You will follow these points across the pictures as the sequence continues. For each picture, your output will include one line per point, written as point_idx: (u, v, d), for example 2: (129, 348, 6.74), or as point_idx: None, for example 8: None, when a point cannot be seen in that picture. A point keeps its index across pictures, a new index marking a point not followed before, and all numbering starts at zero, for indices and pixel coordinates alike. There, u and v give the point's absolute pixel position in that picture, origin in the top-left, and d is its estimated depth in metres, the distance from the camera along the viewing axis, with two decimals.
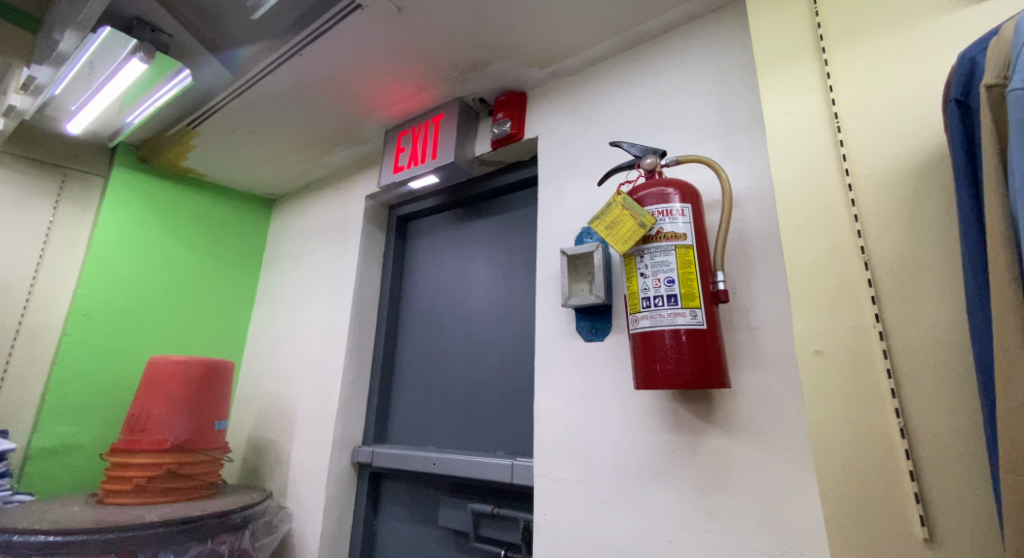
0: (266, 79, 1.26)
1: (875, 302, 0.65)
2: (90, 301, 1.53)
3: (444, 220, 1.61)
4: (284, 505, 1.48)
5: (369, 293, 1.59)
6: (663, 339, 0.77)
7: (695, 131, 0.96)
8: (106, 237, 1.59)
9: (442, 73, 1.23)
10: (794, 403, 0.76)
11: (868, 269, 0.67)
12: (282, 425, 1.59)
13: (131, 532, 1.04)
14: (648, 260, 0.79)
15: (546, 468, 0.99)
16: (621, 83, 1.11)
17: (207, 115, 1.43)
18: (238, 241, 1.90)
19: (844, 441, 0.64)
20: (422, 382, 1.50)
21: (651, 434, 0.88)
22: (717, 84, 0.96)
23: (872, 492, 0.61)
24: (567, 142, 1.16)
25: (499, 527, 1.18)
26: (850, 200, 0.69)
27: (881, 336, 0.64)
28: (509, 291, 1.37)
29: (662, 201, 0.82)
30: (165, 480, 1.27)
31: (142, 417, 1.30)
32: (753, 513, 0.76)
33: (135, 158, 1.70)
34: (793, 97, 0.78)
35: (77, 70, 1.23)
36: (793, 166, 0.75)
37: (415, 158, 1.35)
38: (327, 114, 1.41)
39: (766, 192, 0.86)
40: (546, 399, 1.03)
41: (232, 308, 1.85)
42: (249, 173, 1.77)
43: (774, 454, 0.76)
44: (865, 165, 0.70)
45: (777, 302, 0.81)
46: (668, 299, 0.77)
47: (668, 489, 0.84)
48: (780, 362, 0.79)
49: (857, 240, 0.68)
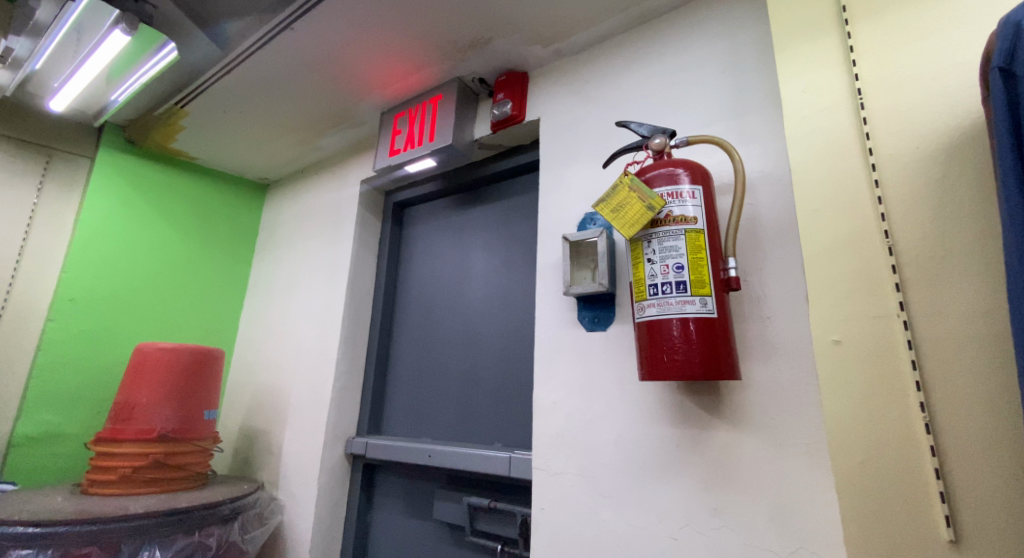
0: (256, 54, 1.21)
1: (899, 289, 0.62)
2: (75, 285, 1.48)
3: (443, 206, 1.56)
4: (276, 497, 1.45)
5: (364, 281, 1.55)
6: (671, 330, 0.73)
7: (706, 112, 0.92)
8: (92, 220, 1.54)
9: (442, 51, 1.18)
10: (808, 397, 0.72)
11: (892, 254, 0.63)
12: (273, 414, 1.55)
13: (115, 523, 1.01)
14: (656, 245, 0.75)
15: (546, 461, 0.95)
16: (627, 62, 1.06)
17: (195, 93, 1.38)
18: (231, 227, 1.85)
19: (863, 437, 0.61)
20: (417, 372, 1.46)
21: (655, 426, 0.84)
22: (730, 62, 0.91)
23: (893, 491, 0.58)
24: (571, 124, 1.11)
25: (496, 521, 1.14)
26: (874, 181, 0.66)
27: (906, 326, 0.60)
28: (508, 279, 1.33)
29: (671, 182, 0.77)
30: (151, 470, 1.23)
31: (128, 405, 1.26)
32: (762, 511, 0.73)
33: (123, 139, 1.64)
34: (813, 73, 0.74)
35: (60, 41, 1.18)
36: (812, 146, 0.71)
37: (412, 140, 1.30)
38: (321, 94, 1.36)
39: (781, 175, 0.81)
40: (546, 391, 0.99)
41: (225, 295, 1.80)
42: (242, 157, 1.72)
43: (786, 449, 0.73)
44: (889, 144, 0.66)
45: (792, 291, 0.77)
46: (677, 285, 0.73)
47: (672, 485, 0.80)
48: (793, 354, 0.75)
49: (880, 223, 0.64)
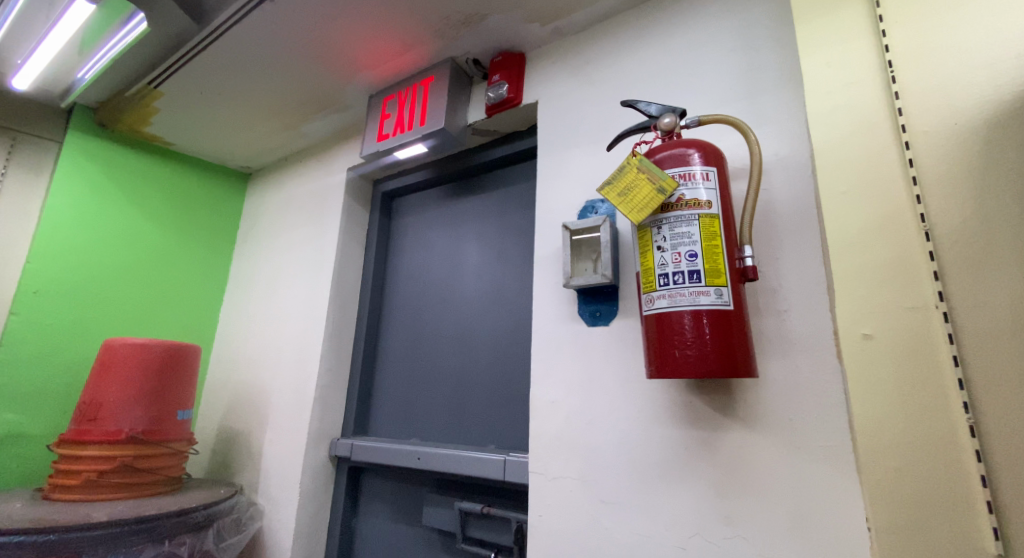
0: (234, 29, 1.13)
1: (938, 278, 0.56)
2: (39, 276, 1.39)
3: (434, 196, 1.49)
4: (256, 501, 1.37)
5: (350, 275, 1.47)
6: (682, 323, 0.67)
7: (717, 92, 0.86)
8: (58, 207, 1.44)
9: (434, 28, 1.11)
10: (831, 397, 0.67)
11: (930, 240, 0.57)
12: (254, 414, 1.47)
13: (76, 533, 0.92)
14: (667, 231, 0.69)
15: (543, 465, 0.89)
16: (631, 41, 1.00)
17: (169, 72, 1.29)
18: (211, 218, 1.77)
19: (897, 442, 0.55)
20: (407, 369, 1.39)
21: (662, 427, 0.78)
22: (743, 40, 0.86)
23: (932, 501, 0.53)
24: (571, 107, 1.05)
25: (488, 528, 1.08)
26: (908, 160, 0.60)
27: (946, 318, 0.55)
28: (503, 272, 1.26)
29: (682, 163, 0.71)
30: (119, 474, 1.14)
31: (94, 405, 1.17)
32: (780, 519, 0.67)
33: (92, 122, 1.55)
34: (837, 47, 0.68)
35: (23, 7, 1.12)
36: (837, 123, 0.66)
37: (402, 124, 1.23)
38: (305, 75, 1.28)
39: (798, 158, 0.76)
40: (543, 389, 0.93)
41: (202, 290, 1.71)
42: (222, 143, 1.64)
43: (804, 452, 0.67)
44: (924, 120, 0.61)
45: (811, 283, 0.71)
46: (690, 275, 0.67)
47: (680, 490, 0.74)
48: (812, 350, 0.70)
49: (915, 206, 0.59)
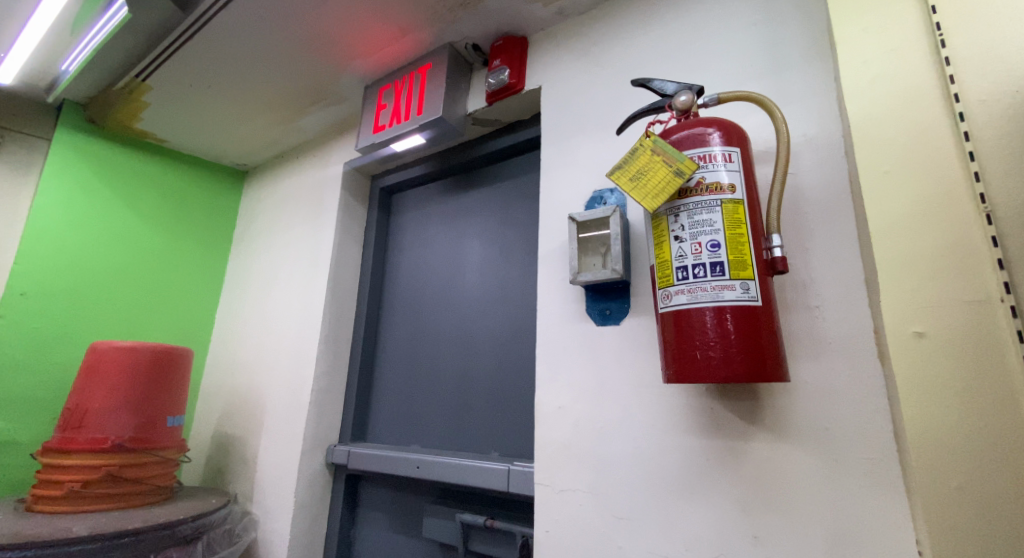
0: (221, 16, 1.08)
1: (1003, 267, 0.49)
2: (28, 277, 1.34)
3: (434, 190, 1.43)
4: (250, 511, 1.31)
5: (347, 274, 1.41)
6: (704, 321, 0.59)
7: (736, 69, 0.79)
8: (47, 206, 1.40)
9: (430, 10, 1.04)
10: (872, 403, 0.60)
11: (992, 223, 0.50)
12: (249, 419, 1.41)
13: (55, 548, 0.87)
14: (685, 218, 0.62)
15: (549, 476, 0.82)
16: (641, 19, 0.93)
17: (157, 63, 1.24)
18: (207, 218, 1.72)
19: (957, 455, 0.48)
20: (407, 372, 1.33)
21: (680, 436, 0.71)
22: (764, 13, 0.79)
23: (1000, 525, 0.45)
24: (576, 91, 0.98)
25: (492, 541, 1.01)
26: (963, 134, 0.53)
27: (1015, 313, 0.48)
28: (506, 269, 1.20)
29: (700, 144, 0.64)
30: (105, 484, 1.09)
31: (78, 411, 1.12)
32: (815, 541, 0.60)
33: (84, 119, 1.50)
34: (874, 12, 0.61)
35: None
36: (877, 95, 0.58)
37: (398, 115, 1.17)
38: (299, 65, 1.22)
39: (830, 139, 0.69)
40: (550, 394, 0.86)
41: (198, 291, 1.66)
42: (216, 139, 1.58)
43: (841, 465, 0.60)
44: (981, 88, 0.53)
45: (846, 275, 0.64)
46: (712, 268, 0.60)
47: (702, 506, 0.67)
48: (849, 350, 0.62)
49: (973, 186, 0.52)
